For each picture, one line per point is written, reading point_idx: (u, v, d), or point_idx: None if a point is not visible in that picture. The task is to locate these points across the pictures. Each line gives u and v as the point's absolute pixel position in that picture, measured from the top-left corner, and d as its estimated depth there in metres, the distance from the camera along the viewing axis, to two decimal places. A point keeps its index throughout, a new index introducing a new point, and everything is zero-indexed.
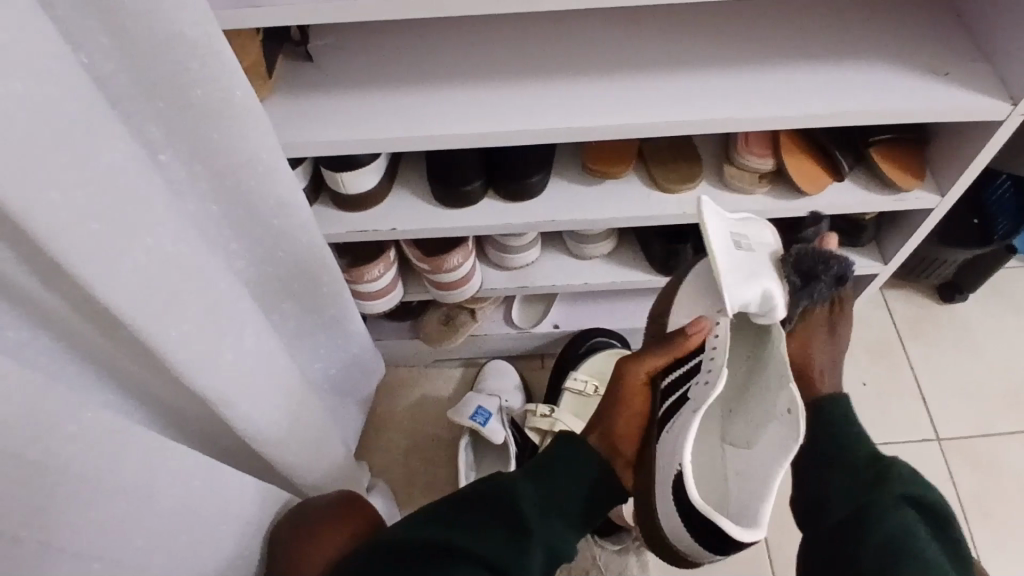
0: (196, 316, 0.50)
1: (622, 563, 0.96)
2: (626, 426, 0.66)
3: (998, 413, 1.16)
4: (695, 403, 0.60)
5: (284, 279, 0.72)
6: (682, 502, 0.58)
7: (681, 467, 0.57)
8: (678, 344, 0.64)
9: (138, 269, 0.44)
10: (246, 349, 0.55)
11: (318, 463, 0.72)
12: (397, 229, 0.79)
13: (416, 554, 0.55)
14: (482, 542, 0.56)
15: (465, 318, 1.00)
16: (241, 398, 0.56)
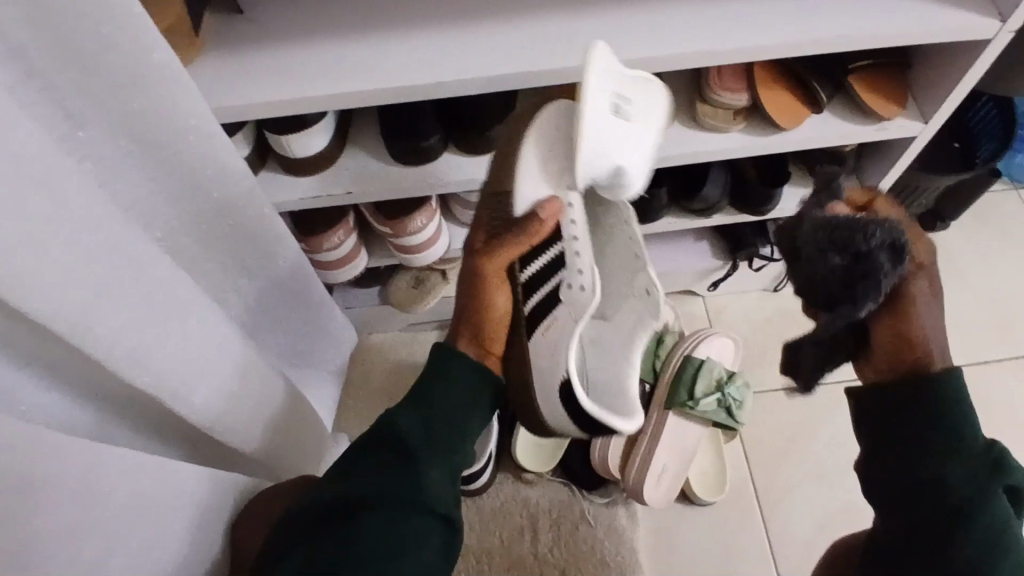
0: (134, 308, 0.44)
1: (612, 515, 0.96)
2: (496, 325, 0.64)
3: (979, 340, 1.16)
4: (571, 307, 0.60)
5: (235, 254, 0.67)
6: (574, 412, 0.61)
7: (567, 377, 0.59)
8: (535, 234, 0.60)
9: (58, 260, 0.38)
10: (196, 338, 0.51)
11: (286, 443, 0.69)
12: (353, 192, 0.74)
13: (319, 515, 0.49)
14: (378, 484, 0.51)
15: (436, 280, 0.98)
16: (196, 388, 0.51)
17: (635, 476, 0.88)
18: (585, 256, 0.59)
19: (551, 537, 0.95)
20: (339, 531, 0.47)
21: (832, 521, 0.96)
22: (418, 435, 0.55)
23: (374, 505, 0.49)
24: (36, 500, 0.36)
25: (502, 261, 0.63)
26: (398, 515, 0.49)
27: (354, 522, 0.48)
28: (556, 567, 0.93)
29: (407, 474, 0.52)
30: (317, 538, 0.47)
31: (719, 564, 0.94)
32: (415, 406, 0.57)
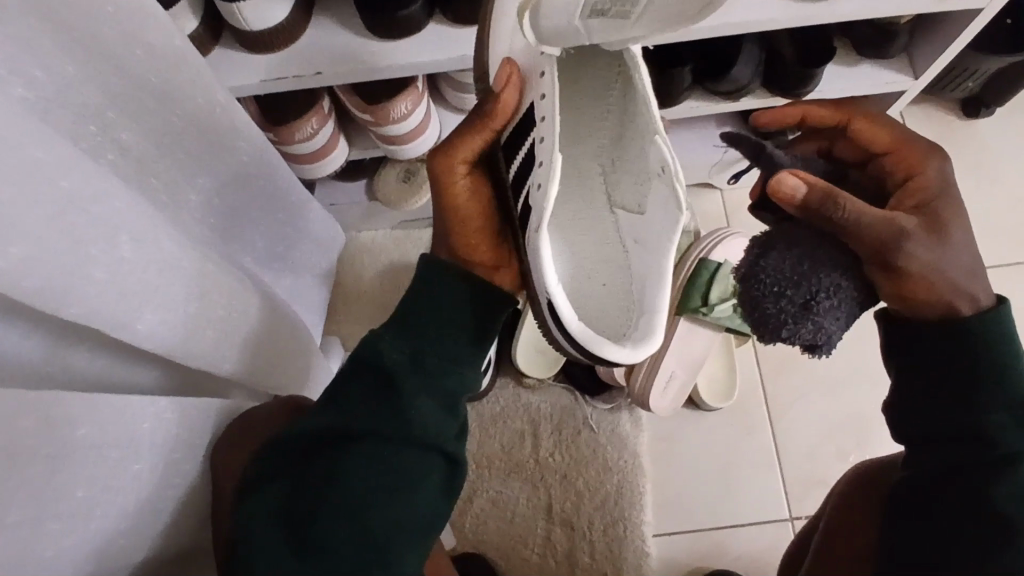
0: (46, 230, 0.36)
1: (615, 422, 0.93)
2: (473, 236, 0.52)
3: (1011, 239, 1.07)
4: (536, 214, 0.48)
5: (187, 148, 0.58)
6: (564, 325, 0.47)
7: (548, 296, 0.47)
8: (495, 113, 0.50)
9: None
10: (131, 259, 0.43)
11: (267, 359, 0.63)
12: (322, 73, 0.63)
13: (297, 451, 0.44)
14: (362, 419, 0.43)
15: (427, 173, 0.88)
16: (141, 315, 0.44)
17: (641, 385, 0.85)
18: (548, 140, 0.47)
19: (552, 441, 0.92)
20: (314, 472, 0.43)
21: (839, 429, 0.93)
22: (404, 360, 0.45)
23: (359, 438, 0.43)
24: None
25: (455, 156, 0.50)
26: (386, 449, 0.43)
27: (337, 457, 0.43)
28: (557, 471, 0.91)
29: (390, 406, 0.44)
30: (291, 476, 0.43)
31: (721, 469, 0.92)
32: (407, 329, 0.47)
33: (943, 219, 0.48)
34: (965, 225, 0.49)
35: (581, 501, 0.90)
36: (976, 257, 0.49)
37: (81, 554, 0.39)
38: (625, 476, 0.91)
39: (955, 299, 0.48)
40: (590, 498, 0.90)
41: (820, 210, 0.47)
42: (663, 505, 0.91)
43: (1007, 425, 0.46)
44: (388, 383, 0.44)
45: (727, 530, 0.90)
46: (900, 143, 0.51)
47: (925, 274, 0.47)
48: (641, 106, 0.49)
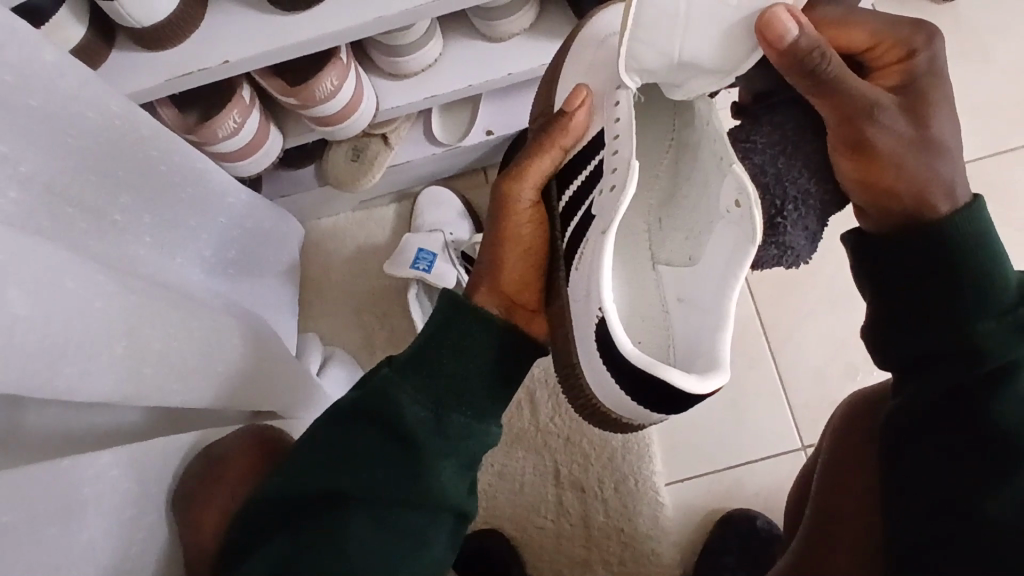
0: None
1: None
2: (515, 274, 0.54)
3: (1002, 123, 1.01)
4: (603, 218, 0.48)
5: (97, 170, 0.52)
6: (613, 357, 0.45)
7: (604, 314, 0.45)
8: (564, 132, 0.53)
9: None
10: (54, 312, 0.37)
11: (245, 380, 0.59)
12: (230, 61, 0.57)
13: (288, 505, 0.46)
14: (370, 472, 0.46)
15: (377, 148, 0.82)
16: (75, 371, 0.39)
17: None
18: (623, 150, 0.48)
19: (551, 407, 0.89)
20: (316, 529, 0.45)
21: (844, 351, 0.90)
22: (419, 414, 0.47)
23: (354, 500, 0.46)
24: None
25: (521, 180, 0.54)
26: (386, 508, 0.46)
27: (334, 518, 0.45)
28: (560, 436, 0.89)
29: (403, 464, 0.46)
30: (285, 531, 0.46)
31: (728, 408, 0.89)
32: (415, 373, 0.48)
33: (926, 101, 0.48)
34: (943, 109, 0.49)
35: (589, 463, 0.88)
36: (954, 138, 0.49)
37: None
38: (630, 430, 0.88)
39: (933, 190, 0.48)
40: (597, 457, 0.88)
41: (803, 58, 0.43)
42: (671, 452, 0.89)
43: (997, 330, 0.45)
44: (404, 439, 0.47)
45: (743, 468, 0.88)
46: (880, 37, 0.48)
47: (897, 156, 0.47)
48: (709, 133, 0.50)
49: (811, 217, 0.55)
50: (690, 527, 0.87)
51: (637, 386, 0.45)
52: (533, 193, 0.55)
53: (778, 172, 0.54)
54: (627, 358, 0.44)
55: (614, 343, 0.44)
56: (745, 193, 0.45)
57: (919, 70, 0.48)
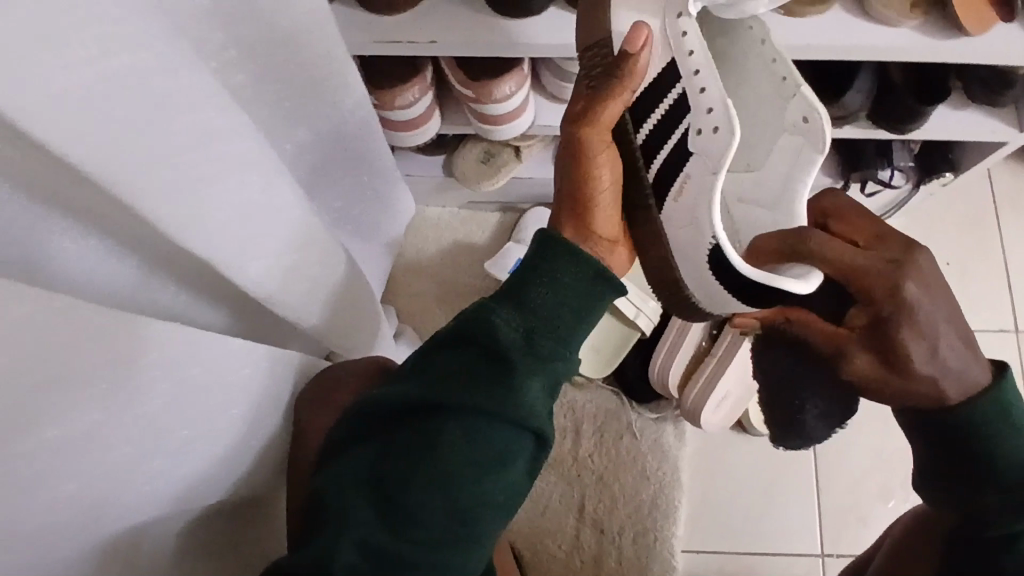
0: (178, 164, 0.36)
1: (659, 431, 0.91)
2: (604, 215, 0.50)
3: None
4: (704, 156, 0.48)
5: (299, 105, 0.58)
6: (726, 273, 0.48)
7: (716, 241, 0.48)
8: (631, 72, 0.48)
9: (104, 99, 0.30)
10: (255, 201, 0.43)
11: (347, 321, 0.64)
12: (437, 42, 0.63)
13: (393, 411, 0.46)
14: (459, 387, 0.44)
15: (508, 157, 0.87)
16: (248, 263, 0.45)
17: (694, 398, 0.84)
18: (714, 89, 0.48)
19: (593, 442, 0.91)
20: (406, 440, 0.45)
21: (887, 475, 0.91)
22: (513, 338, 0.44)
23: (448, 413, 0.44)
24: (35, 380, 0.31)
25: (603, 128, 0.48)
26: (481, 423, 0.44)
27: (428, 426, 0.45)
28: (593, 471, 0.91)
29: (493, 384, 0.44)
30: (384, 438, 0.46)
31: (760, 496, 0.91)
32: (508, 290, 0.46)
33: (901, 335, 0.42)
34: (954, 338, 0.43)
35: (614, 506, 0.89)
36: (967, 390, 0.44)
37: (139, 482, 0.40)
38: (661, 488, 0.90)
39: (943, 389, 0.43)
40: (624, 503, 0.89)
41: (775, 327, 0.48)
42: (696, 520, 0.90)
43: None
44: (494, 354, 0.45)
45: (759, 557, 0.89)
46: (844, 268, 0.44)
47: (878, 381, 0.44)
48: (766, 59, 0.50)
49: (816, 410, 0.51)
50: None
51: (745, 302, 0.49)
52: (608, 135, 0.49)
53: (807, 384, 0.50)
54: (747, 276, 0.46)
55: (727, 262, 0.47)
56: (816, 114, 0.48)
57: (908, 304, 0.42)
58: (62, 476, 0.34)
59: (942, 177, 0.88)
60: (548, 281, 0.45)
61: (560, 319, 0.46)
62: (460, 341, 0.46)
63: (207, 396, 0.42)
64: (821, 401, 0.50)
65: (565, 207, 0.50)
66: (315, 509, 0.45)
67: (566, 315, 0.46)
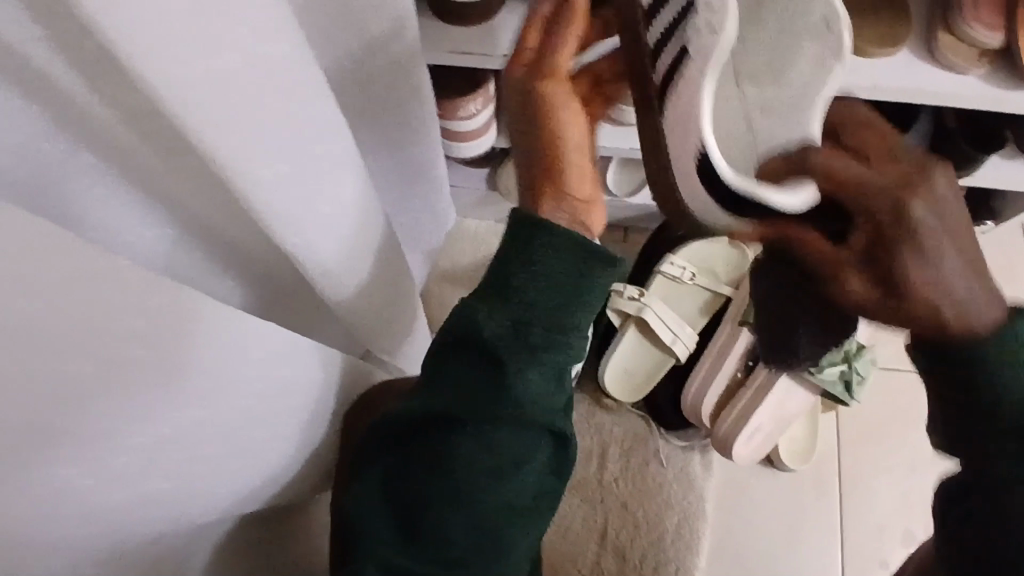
0: (300, 156, 0.34)
1: (686, 460, 0.90)
2: (569, 163, 0.49)
3: None
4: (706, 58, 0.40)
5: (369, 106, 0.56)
6: (717, 189, 0.41)
7: (703, 149, 0.41)
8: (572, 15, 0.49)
9: (246, 91, 0.29)
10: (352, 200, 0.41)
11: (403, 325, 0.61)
12: (510, 57, 0.63)
13: (404, 427, 0.45)
14: (462, 395, 0.43)
15: None
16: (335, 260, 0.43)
17: (727, 430, 0.83)
18: None
19: (619, 467, 0.90)
20: (422, 454, 0.44)
21: (911, 519, 0.90)
22: (508, 318, 0.42)
23: (470, 423, 0.43)
24: (128, 376, 0.30)
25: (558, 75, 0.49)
26: (488, 428, 0.43)
27: (439, 437, 0.44)
28: (617, 496, 0.90)
29: (492, 390, 0.43)
30: (400, 452, 0.45)
31: (784, 533, 0.90)
32: (492, 285, 0.43)
33: (907, 256, 0.31)
34: (964, 253, 0.31)
35: (636, 533, 0.88)
36: (952, 320, 0.32)
37: (215, 477, 0.39)
38: (685, 517, 0.89)
39: (944, 310, 0.31)
40: (647, 531, 0.88)
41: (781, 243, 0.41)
42: (718, 553, 0.89)
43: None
44: (488, 355, 0.42)
45: None
46: (887, 188, 0.32)
47: (883, 315, 0.33)
48: None
49: None
50: None
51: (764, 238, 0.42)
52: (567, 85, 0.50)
53: (830, 333, 0.40)
54: (727, 185, 0.41)
55: (715, 174, 0.41)
56: (837, 19, 0.44)
57: (918, 226, 0.31)
58: (151, 462, 0.34)
59: (983, 224, 0.89)
60: (534, 264, 0.42)
61: (549, 315, 0.42)
62: (457, 345, 0.44)
63: (275, 405, 0.41)
64: (827, 323, 0.40)
65: (528, 175, 0.50)
66: (358, 523, 0.44)
67: (557, 314, 0.42)
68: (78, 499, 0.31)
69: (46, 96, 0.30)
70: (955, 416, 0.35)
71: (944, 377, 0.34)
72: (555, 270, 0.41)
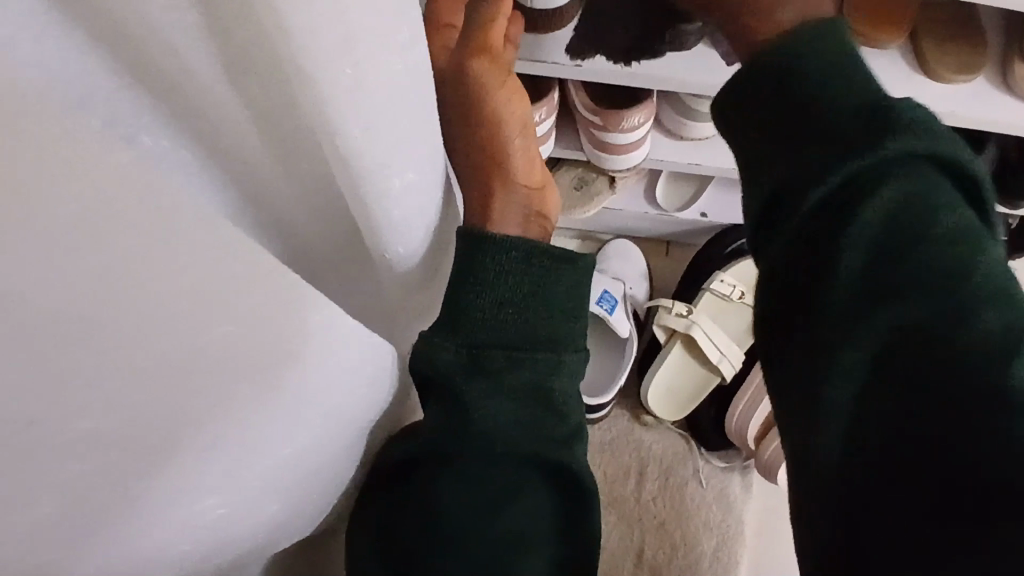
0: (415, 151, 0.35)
1: (726, 481, 0.89)
2: (508, 161, 0.47)
3: None
4: None
5: None
6: None
7: None
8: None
9: (383, 88, 0.29)
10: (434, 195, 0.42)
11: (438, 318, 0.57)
12: (582, 66, 0.58)
13: (393, 466, 0.46)
14: (439, 433, 0.44)
15: (601, 186, 0.87)
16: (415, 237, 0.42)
17: (773, 451, 0.81)
18: None
19: (656, 486, 0.89)
20: (410, 494, 0.45)
21: None
22: (481, 324, 0.43)
23: (449, 462, 0.44)
24: (257, 383, 0.30)
25: (472, 49, 0.44)
26: (472, 465, 0.44)
27: (424, 478, 0.44)
28: (655, 516, 0.88)
29: (465, 425, 0.43)
30: (394, 494, 0.45)
31: None
32: (443, 309, 0.44)
33: None
34: None
35: (674, 554, 0.87)
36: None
37: (310, 485, 0.40)
38: (723, 540, 0.87)
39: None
40: (685, 553, 0.87)
41: None
42: None
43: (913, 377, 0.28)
44: (455, 393, 0.43)
45: None
46: None
47: None
48: None
49: (769, 142, 0.34)
50: None
51: (780, 104, 0.34)
52: (507, 81, 0.45)
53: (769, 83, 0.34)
54: None
55: None
56: None
57: None
58: (274, 475, 0.36)
59: None
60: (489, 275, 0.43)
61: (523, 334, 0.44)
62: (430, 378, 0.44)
63: (355, 417, 0.40)
64: (817, 118, 0.32)
65: (476, 185, 0.47)
66: (385, 555, 0.45)
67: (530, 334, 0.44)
68: (197, 526, 0.32)
69: (165, 94, 0.28)
70: (803, 166, 0.32)
71: (861, 115, 0.31)
72: (507, 274, 0.44)
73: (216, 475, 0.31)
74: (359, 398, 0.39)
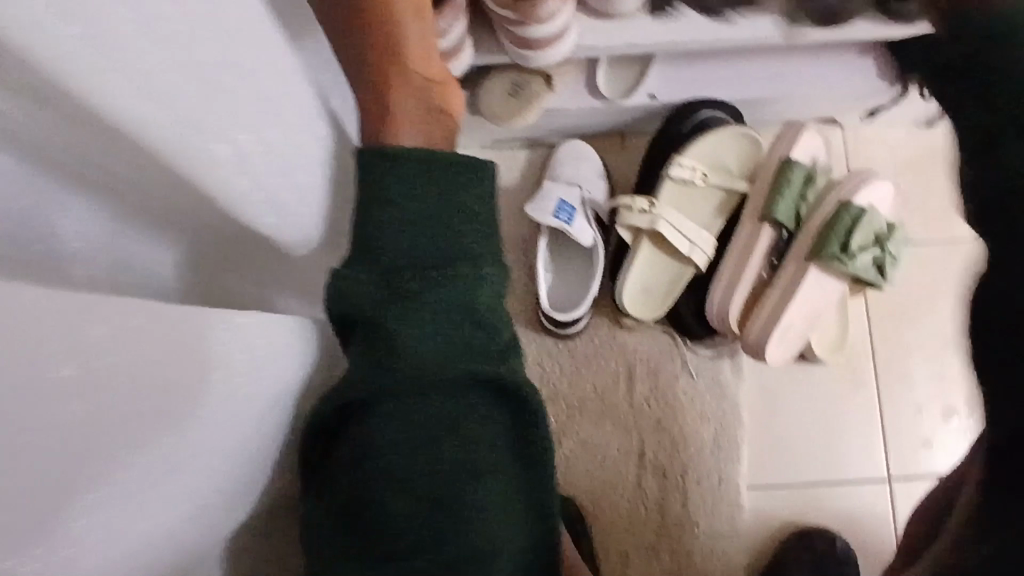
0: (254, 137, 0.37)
1: (716, 369, 0.87)
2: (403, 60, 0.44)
3: None
4: None
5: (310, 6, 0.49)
6: None
7: None
8: None
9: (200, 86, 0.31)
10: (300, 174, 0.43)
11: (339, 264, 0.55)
12: None
13: (324, 419, 0.42)
14: (365, 371, 0.40)
15: (538, 88, 0.80)
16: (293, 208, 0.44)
17: (758, 330, 0.79)
18: None
19: (647, 387, 0.87)
20: (348, 446, 0.41)
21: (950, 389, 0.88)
22: (395, 234, 0.39)
23: (383, 399, 0.40)
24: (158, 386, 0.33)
25: None
26: (408, 398, 0.39)
27: (360, 422, 0.40)
28: (651, 418, 0.87)
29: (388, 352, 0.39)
30: (333, 448, 0.42)
31: (824, 423, 0.88)
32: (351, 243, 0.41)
33: None
34: None
35: (674, 451, 0.86)
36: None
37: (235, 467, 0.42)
38: (721, 428, 0.87)
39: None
40: (684, 447, 0.86)
41: None
42: (758, 457, 0.87)
43: None
44: (376, 320, 0.39)
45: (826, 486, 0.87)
46: None
47: None
48: None
49: None
50: (761, 533, 0.86)
51: None
52: None
53: None
54: None
55: None
56: None
57: None
58: (198, 468, 0.38)
59: None
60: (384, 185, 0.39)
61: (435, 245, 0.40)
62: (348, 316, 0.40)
63: (268, 393, 0.43)
64: None
65: (373, 92, 0.45)
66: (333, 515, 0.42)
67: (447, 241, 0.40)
68: (132, 533, 0.34)
69: None
70: None
71: None
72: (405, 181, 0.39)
73: (143, 473, 0.33)
74: (266, 375, 0.42)
